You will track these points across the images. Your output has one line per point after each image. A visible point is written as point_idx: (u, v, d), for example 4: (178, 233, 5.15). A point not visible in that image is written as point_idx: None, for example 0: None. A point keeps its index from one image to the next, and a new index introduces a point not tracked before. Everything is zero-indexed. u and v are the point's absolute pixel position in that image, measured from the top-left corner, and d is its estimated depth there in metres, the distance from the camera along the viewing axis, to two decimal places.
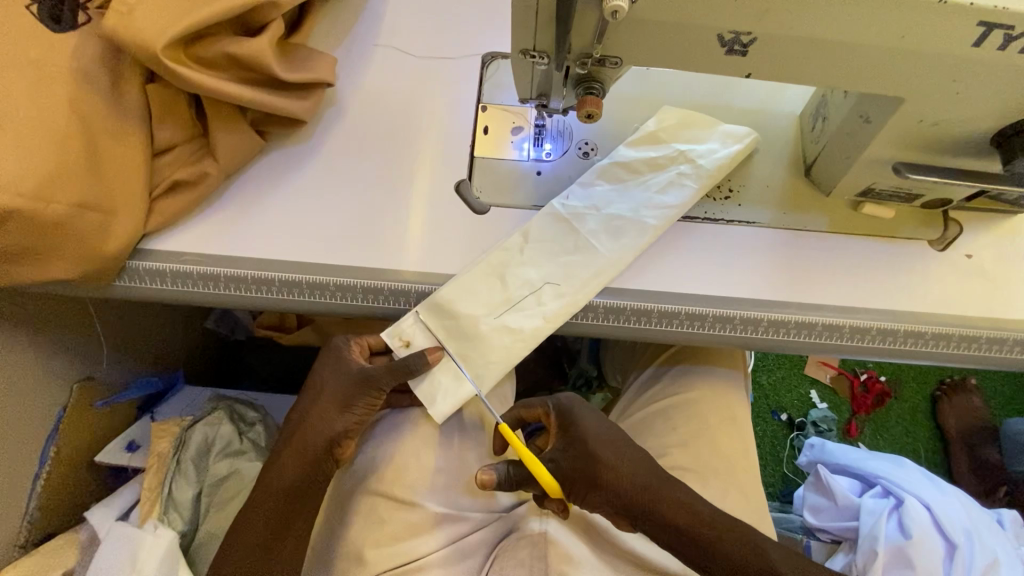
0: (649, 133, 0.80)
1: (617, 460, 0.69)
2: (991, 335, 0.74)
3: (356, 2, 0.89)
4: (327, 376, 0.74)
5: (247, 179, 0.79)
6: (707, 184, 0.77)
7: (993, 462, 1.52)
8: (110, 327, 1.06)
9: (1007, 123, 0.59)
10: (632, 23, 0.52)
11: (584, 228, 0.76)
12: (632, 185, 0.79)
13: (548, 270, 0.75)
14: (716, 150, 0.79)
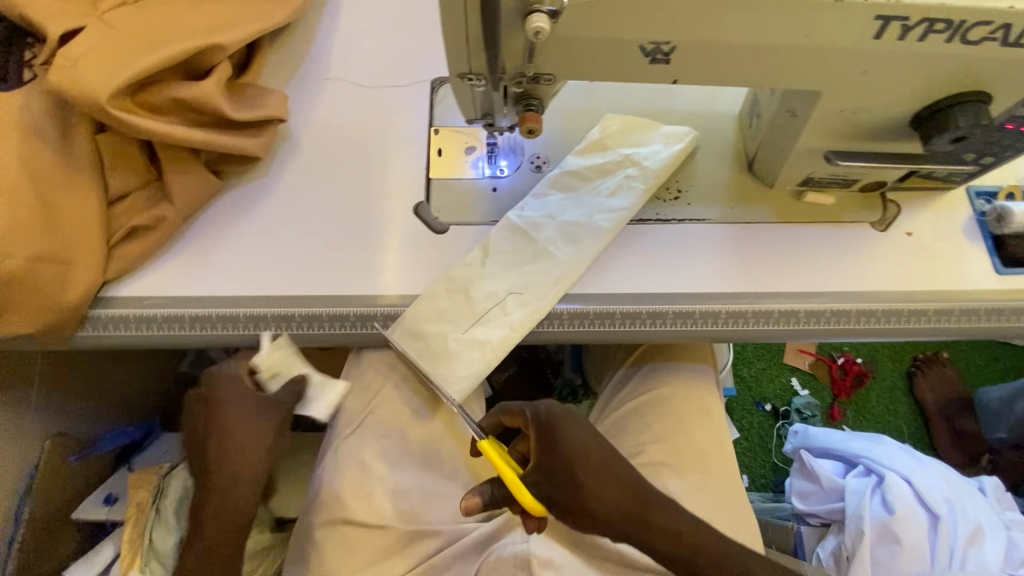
0: (595, 141, 0.83)
1: (593, 481, 0.66)
2: (939, 307, 0.77)
3: (304, 38, 0.92)
4: (254, 404, 0.78)
5: (206, 219, 0.80)
6: (654, 184, 0.81)
7: (972, 432, 1.57)
8: (80, 380, 1.05)
9: (921, 107, 0.63)
10: (558, 41, 0.55)
11: (541, 236, 0.78)
12: (586, 193, 0.81)
13: (511, 280, 0.76)
14: (663, 153, 0.82)
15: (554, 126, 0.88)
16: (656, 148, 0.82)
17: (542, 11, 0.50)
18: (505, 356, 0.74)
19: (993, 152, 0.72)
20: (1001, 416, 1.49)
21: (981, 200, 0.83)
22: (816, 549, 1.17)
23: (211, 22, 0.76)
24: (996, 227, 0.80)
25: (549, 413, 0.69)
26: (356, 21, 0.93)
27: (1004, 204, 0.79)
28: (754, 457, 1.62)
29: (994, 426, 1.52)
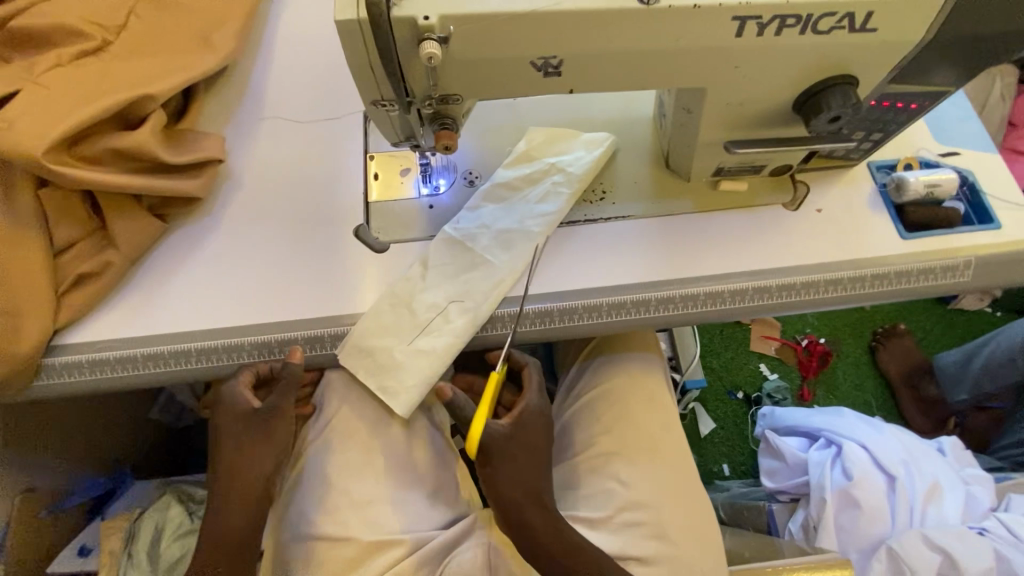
0: (522, 155, 0.89)
1: (525, 464, 0.78)
2: (852, 274, 0.83)
3: (240, 82, 0.96)
4: (235, 420, 0.78)
5: (153, 261, 0.83)
6: (578, 188, 0.86)
7: (936, 398, 1.58)
8: (46, 434, 1.06)
9: (798, 92, 0.70)
10: (455, 63, 0.60)
11: (478, 245, 0.83)
12: (517, 203, 0.86)
13: (450, 290, 0.80)
14: (584, 159, 0.87)
15: (484, 143, 0.93)
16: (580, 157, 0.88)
17: (433, 40, 0.56)
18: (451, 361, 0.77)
19: (879, 128, 0.78)
20: (960, 380, 1.50)
21: (881, 172, 0.90)
22: (789, 524, 1.20)
23: (145, 75, 0.81)
24: (896, 196, 0.87)
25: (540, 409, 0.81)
26: (289, 62, 0.98)
27: (900, 174, 0.86)
28: (732, 446, 1.61)
29: (954, 390, 1.52)
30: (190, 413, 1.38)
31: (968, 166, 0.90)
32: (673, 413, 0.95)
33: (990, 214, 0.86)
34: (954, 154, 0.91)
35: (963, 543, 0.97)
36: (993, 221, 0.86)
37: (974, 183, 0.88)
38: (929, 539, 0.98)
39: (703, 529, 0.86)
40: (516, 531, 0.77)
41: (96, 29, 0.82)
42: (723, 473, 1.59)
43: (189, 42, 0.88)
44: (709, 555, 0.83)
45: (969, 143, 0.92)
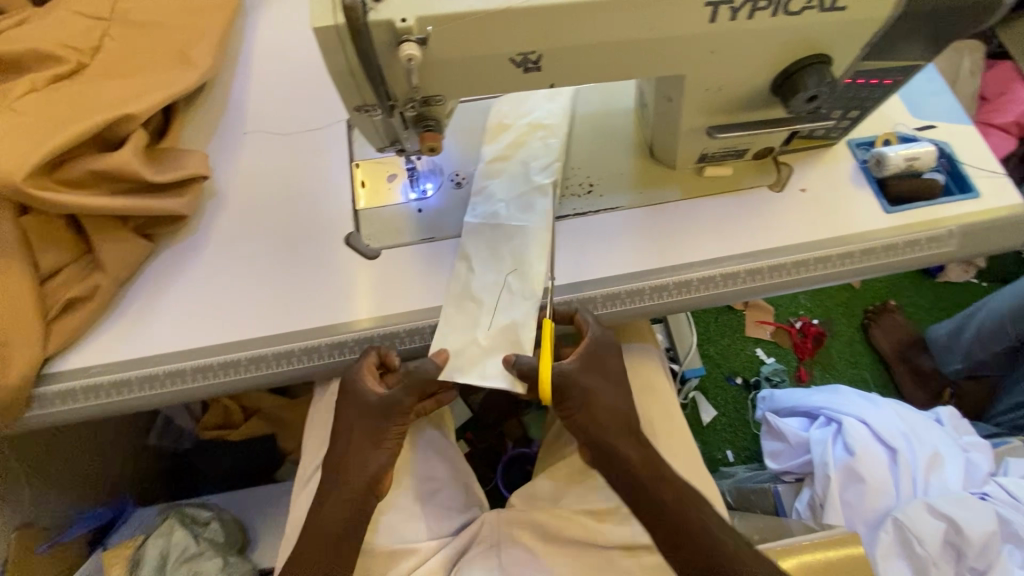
0: (496, 128, 0.91)
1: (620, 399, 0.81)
2: (841, 251, 0.84)
3: (220, 98, 0.96)
4: (354, 406, 0.79)
5: (141, 283, 0.83)
6: (563, 127, 0.91)
7: (928, 368, 1.59)
8: (40, 466, 1.04)
9: (774, 74, 0.71)
10: (434, 64, 0.60)
11: (501, 217, 0.85)
12: (516, 166, 0.88)
13: (503, 266, 0.82)
14: (565, 113, 0.92)
15: (466, 133, 0.94)
16: (558, 111, 0.92)
17: (411, 40, 0.56)
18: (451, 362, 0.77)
19: (856, 105, 0.80)
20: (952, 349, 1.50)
21: (861, 149, 0.91)
22: (795, 504, 1.20)
23: (124, 96, 0.80)
24: (877, 170, 0.88)
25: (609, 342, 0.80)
26: (267, 73, 0.98)
27: (880, 149, 0.87)
28: (734, 432, 1.62)
29: (948, 359, 1.53)
30: (187, 437, 1.36)
31: (946, 139, 0.92)
32: (673, 401, 0.96)
33: (969, 183, 0.88)
34: (930, 127, 0.93)
35: (965, 507, 0.99)
36: (972, 190, 0.87)
37: (952, 154, 0.90)
38: (933, 507, 1.00)
39: None
40: (610, 467, 0.79)
41: (71, 52, 0.82)
42: (727, 459, 1.59)
43: (166, 60, 0.87)
44: None
45: (944, 116, 0.94)
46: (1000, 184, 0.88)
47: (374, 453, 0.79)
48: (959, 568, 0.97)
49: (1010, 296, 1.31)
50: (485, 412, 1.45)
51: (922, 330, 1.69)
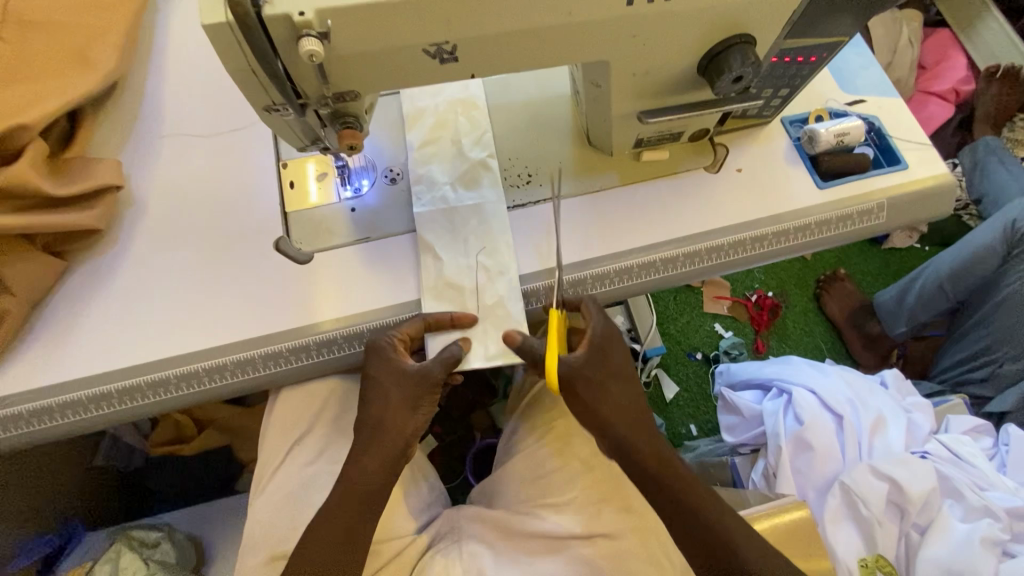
0: (414, 112, 0.90)
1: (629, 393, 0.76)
2: (775, 230, 0.85)
3: (132, 101, 0.90)
4: (386, 383, 0.74)
5: (56, 304, 0.78)
6: (479, 101, 0.91)
7: (878, 333, 1.60)
8: None
9: (699, 56, 0.70)
10: (341, 58, 0.57)
11: (450, 196, 0.84)
12: (446, 145, 0.88)
13: (472, 248, 0.81)
14: (476, 84, 0.92)
15: (392, 119, 0.91)
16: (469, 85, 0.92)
17: (311, 35, 0.53)
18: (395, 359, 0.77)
19: (784, 83, 0.80)
20: (897, 314, 1.52)
21: (795, 126, 0.92)
22: (751, 475, 1.24)
23: (17, 103, 0.75)
24: (809, 147, 0.89)
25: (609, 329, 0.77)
26: (182, 72, 0.93)
27: (811, 126, 0.88)
28: (697, 407, 1.62)
29: (893, 324, 1.53)
30: (139, 454, 1.29)
31: (874, 113, 0.93)
32: None
33: (898, 155, 0.89)
34: (860, 101, 0.94)
35: (907, 467, 1.01)
36: (900, 162, 0.89)
37: (880, 128, 0.91)
38: (877, 469, 1.02)
39: None
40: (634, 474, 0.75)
41: None
42: (691, 433, 1.60)
43: (65, 62, 0.82)
44: None
45: (872, 89, 0.96)
46: (927, 155, 0.90)
47: (402, 434, 0.74)
48: (904, 525, 1.02)
49: (950, 256, 1.35)
50: (452, 404, 1.43)
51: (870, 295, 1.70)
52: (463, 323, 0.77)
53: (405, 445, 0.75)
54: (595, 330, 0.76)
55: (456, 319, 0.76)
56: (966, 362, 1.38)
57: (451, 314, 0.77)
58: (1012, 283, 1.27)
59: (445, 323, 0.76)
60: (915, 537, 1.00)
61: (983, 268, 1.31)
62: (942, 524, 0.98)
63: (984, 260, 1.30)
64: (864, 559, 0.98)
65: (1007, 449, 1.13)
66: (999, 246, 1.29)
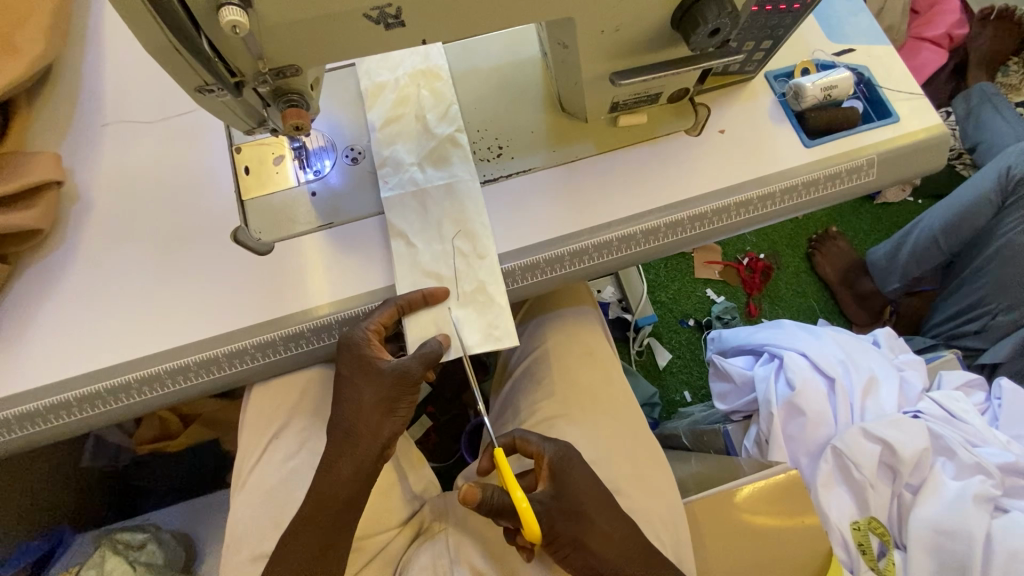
0: (372, 88, 0.84)
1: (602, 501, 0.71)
2: (761, 194, 0.81)
3: (71, 89, 0.84)
4: (361, 385, 0.70)
5: (5, 311, 0.74)
6: (440, 70, 0.85)
7: (871, 291, 1.57)
8: None
9: (673, 8, 0.67)
10: (273, 28, 0.54)
11: (412, 175, 0.79)
12: (410, 121, 0.83)
13: (447, 233, 0.77)
14: (436, 51, 0.86)
15: (351, 96, 0.85)
16: (429, 54, 0.86)
17: (233, 5, 0.50)
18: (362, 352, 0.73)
19: (767, 35, 0.75)
20: (890, 271, 1.49)
21: (779, 82, 0.87)
22: (743, 442, 1.19)
23: None
24: (795, 103, 0.84)
25: (567, 457, 0.72)
26: (123, 55, 0.87)
27: (796, 81, 0.83)
28: (690, 372, 1.60)
29: (886, 280, 1.52)
30: (126, 453, 1.24)
31: (863, 62, 0.88)
32: (613, 363, 0.93)
33: (888, 108, 0.85)
34: (849, 51, 0.89)
35: (899, 429, 1.00)
36: (891, 114, 0.84)
37: (870, 79, 0.86)
38: (869, 432, 1.00)
39: (655, 471, 0.85)
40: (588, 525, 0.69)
41: None
42: (685, 400, 1.58)
43: None
44: (665, 496, 0.82)
45: (861, 37, 0.90)
46: (919, 105, 0.85)
47: (378, 438, 0.71)
48: (896, 486, 1.01)
49: (945, 208, 1.31)
50: (444, 383, 1.39)
51: (862, 252, 1.67)
52: (437, 299, 0.73)
53: (382, 449, 0.71)
54: (552, 461, 0.71)
55: (429, 296, 0.73)
56: (960, 314, 1.36)
57: (425, 292, 0.73)
58: (1006, 234, 1.23)
59: (417, 304, 0.73)
60: (908, 496, 1.00)
61: (977, 220, 1.27)
62: (934, 483, 0.98)
63: (978, 210, 1.26)
64: (856, 521, 0.99)
65: (999, 403, 1.12)
66: (993, 195, 1.24)
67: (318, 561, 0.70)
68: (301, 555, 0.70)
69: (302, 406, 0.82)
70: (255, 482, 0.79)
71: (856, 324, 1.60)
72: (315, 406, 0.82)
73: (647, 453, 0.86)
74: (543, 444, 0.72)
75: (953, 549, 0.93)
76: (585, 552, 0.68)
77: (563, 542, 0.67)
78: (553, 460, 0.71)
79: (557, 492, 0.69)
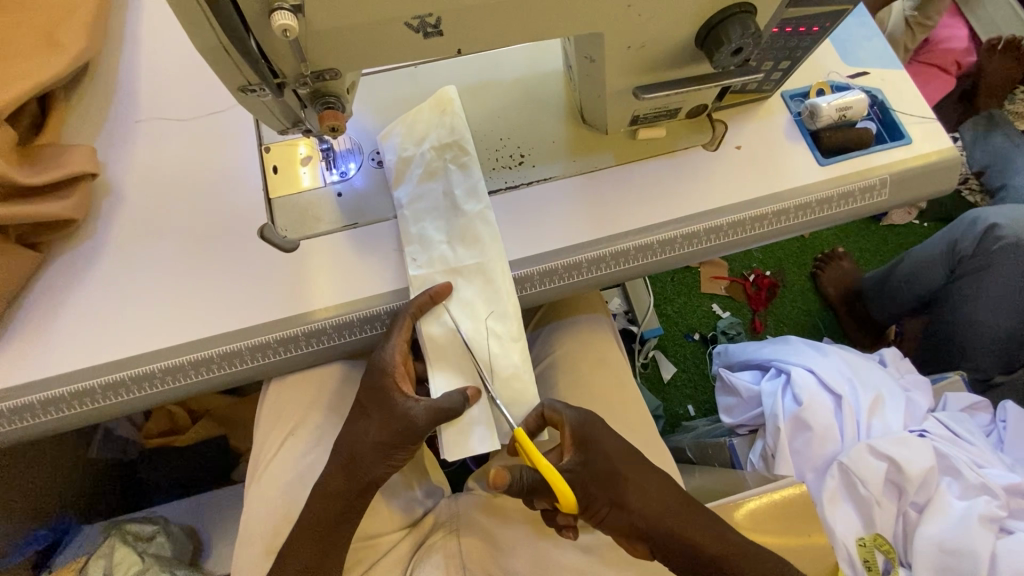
0: (398, 164, 0.81)
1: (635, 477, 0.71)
2: (775, 209, 0.83)
3: (106, 87, 0.87)
4: (373, 412, 0.71)
5: (33, 298, 0.76)
6: (465, 141, 0.80)
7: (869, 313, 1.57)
8: None
9: (698, 27, 0.69)
10: (317, 33, 0.57)
11: (435, 245, 0.77)
12: (437, 198, 0.79)
13: (472, 286, 0.76)
14: (462, 125, 0.81)
15: (380, 121, 0.86)
16: (454, 125, 0.81)
17: (285, 9, 0.52)
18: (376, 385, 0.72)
19: (786, 56, 0.77)
20: (877, 300, 1.47)
21: (795, 101, 0.89)
22: (749, 455, 1.20)
23: None
24: (811, 122, 0.86)
25: (586, 421, 0.71)
26: (158, 54, 0.89)
27: (813, 100, 0.85)
28: (695, 386, 1.61)
29: (876, 311, 1.49)
30: (134, 445, 1.25)
31: (877, 85, 0.90)
32: (624, 372, 0.95)
33: (901, 130, 0.87)
34: (863, 74, 0.91)
35: (907, 447, 1.00)
36: (904, 136, 0.86)
37: (883, 101, 0.88)
38: (877, 450, 1.01)
39: None
40: (623, 492, 0.69)
41: None
42: (689, 414, 1.58)
43: (31, 43, 0.78)
44: None
45: (875, 61, 0.92)
46: (931, 129, 0.87)
47: (368, 472, 0.71)
48: (902, 504, 1.01)
49: (906, 262, 1.32)
50: None
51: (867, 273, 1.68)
52: (441, 297, 0.74)
53: (369, 485, 0.71)
54: (572, 428, 0.70)
55: (434, 295, 0.74)
56: (933, 361, 1.35)
57: (429, 292, 0.74)
58: (953, 302, 1.23)
59: (425, 306, 0.73)
60: (913, 514, 1.01)
61: (930, 280, 1.27)
62: (940, 502, 0.98)
63: (928, 273, 1.27)
64: (862, 537, 0.99)
65: (1004, 426, 1.12)
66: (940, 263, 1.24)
67: (326, 553, 0.72)
68: (312, 546, 0.71)
69: (319, 402, 0.83)
70: (271, 477, 0.81)
71: (856, 342, 1.61)
72: (331, 402, 0.83)
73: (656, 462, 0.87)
74: (563, 412, 0.71)
75: (957, 566, 0.94)
76: (624, 515, 0.69)
77: (598, 507, 0.68)
78: (574, 429, 0.70)
79: (583, 459, 0.68)
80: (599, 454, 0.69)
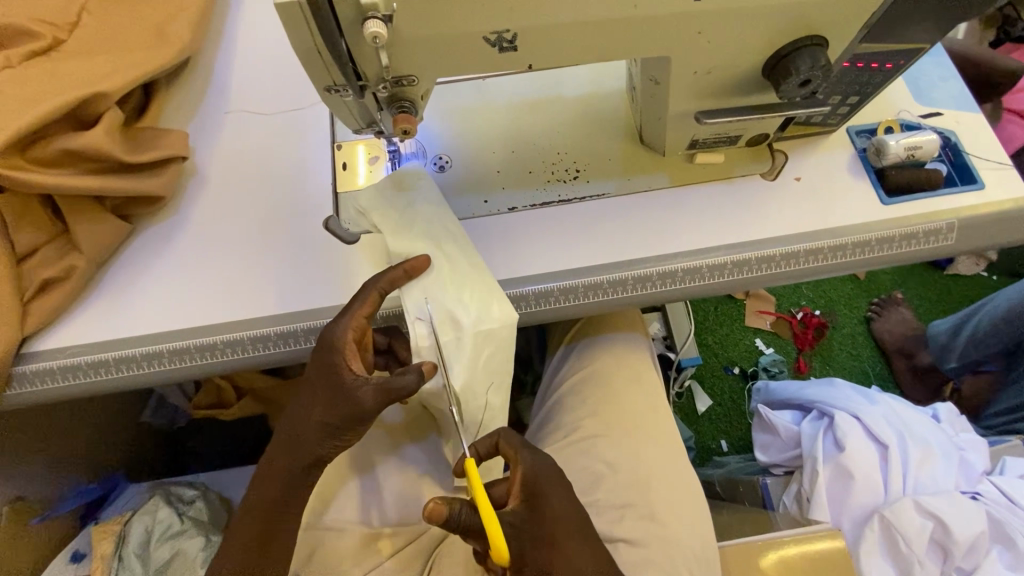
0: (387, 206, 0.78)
1: (571, 543, 0.69)
2: (832, 244, 0.81)
3: (204, 79, 0.95)
4: (321, 392, 0.71)
5: (122, 265, 0.83)
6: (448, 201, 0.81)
7: None
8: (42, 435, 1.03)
9: (768, 57, 0.70)
10: (403, 41, 0.61)
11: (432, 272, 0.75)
12: (433, 230, 0.78)
13: (482, 296, 0.74)
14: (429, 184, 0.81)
15: (445, 129, 0.90)
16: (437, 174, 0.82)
17: (377, 18, 0.57)
18: (323, 370, 0.71)
19: (855, 91, 0.77)
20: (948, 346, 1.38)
21: (861, 137, 0.88)
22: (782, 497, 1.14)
23: (99, 73, 0.80)
24: (876, 160, 0.85)
25: (542, 470, 0.71)
26: (252, 53, 0.97)
27: (880, 137, 0.83)
28: (730, 421, 1.56)
29: (942, 358, 1.42)
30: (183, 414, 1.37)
31: (951, 128, 0.88)
32: (659, 393, 0.94)
33: (973, 174, 0.84)
34: (936, 115, 0.89)
35: (956, 507, 0.95)
36: (977, 182, 0.83)
37: (957, 144, 0.86)
38: (921, 506, 0.95)
39: (692, 508, 0.85)
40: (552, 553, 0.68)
41: (47, 28, 0.82)
42: (721, 449, 1.54)
43: (146, 38, 0.87)
44: (699, 531, 0.83)
45: (950, 102, 0.90)
46: (1007, 176, 0.84)
47: (315, 452, 0.72)
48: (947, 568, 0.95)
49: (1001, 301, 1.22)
50: None
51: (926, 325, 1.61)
52: (417, 270, 0.73)
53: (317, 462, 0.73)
54: (524, 472, 0.69)
55: (409, 268, 0.73)
56: (1018, 409, 1.23)
57: (404, 266, 0.73)
58: None
59: (399, 280, 0.73)
60: None
61: None
62: (989, 570, 0.92)
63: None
64: None
65: None
66: None
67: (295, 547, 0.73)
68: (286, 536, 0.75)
69: None
70: None
71: (909, 396, 1.53)
72: None
73: (683, 488, 0.86)
74: (520, 451, 0.71)
75: None
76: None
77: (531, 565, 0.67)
78: (527, 474, 0.69)
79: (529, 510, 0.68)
80: (545, 508, 0.69)
